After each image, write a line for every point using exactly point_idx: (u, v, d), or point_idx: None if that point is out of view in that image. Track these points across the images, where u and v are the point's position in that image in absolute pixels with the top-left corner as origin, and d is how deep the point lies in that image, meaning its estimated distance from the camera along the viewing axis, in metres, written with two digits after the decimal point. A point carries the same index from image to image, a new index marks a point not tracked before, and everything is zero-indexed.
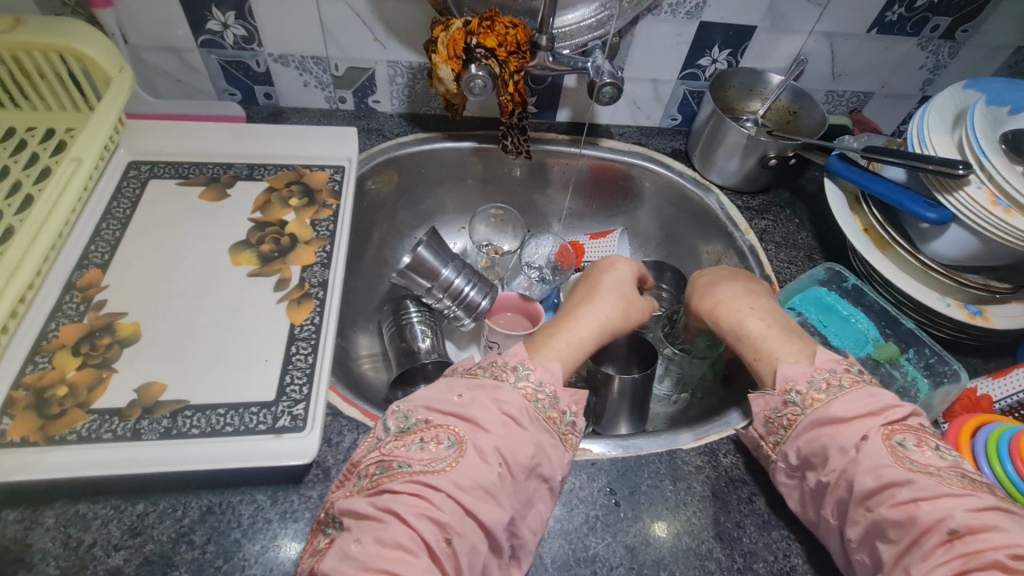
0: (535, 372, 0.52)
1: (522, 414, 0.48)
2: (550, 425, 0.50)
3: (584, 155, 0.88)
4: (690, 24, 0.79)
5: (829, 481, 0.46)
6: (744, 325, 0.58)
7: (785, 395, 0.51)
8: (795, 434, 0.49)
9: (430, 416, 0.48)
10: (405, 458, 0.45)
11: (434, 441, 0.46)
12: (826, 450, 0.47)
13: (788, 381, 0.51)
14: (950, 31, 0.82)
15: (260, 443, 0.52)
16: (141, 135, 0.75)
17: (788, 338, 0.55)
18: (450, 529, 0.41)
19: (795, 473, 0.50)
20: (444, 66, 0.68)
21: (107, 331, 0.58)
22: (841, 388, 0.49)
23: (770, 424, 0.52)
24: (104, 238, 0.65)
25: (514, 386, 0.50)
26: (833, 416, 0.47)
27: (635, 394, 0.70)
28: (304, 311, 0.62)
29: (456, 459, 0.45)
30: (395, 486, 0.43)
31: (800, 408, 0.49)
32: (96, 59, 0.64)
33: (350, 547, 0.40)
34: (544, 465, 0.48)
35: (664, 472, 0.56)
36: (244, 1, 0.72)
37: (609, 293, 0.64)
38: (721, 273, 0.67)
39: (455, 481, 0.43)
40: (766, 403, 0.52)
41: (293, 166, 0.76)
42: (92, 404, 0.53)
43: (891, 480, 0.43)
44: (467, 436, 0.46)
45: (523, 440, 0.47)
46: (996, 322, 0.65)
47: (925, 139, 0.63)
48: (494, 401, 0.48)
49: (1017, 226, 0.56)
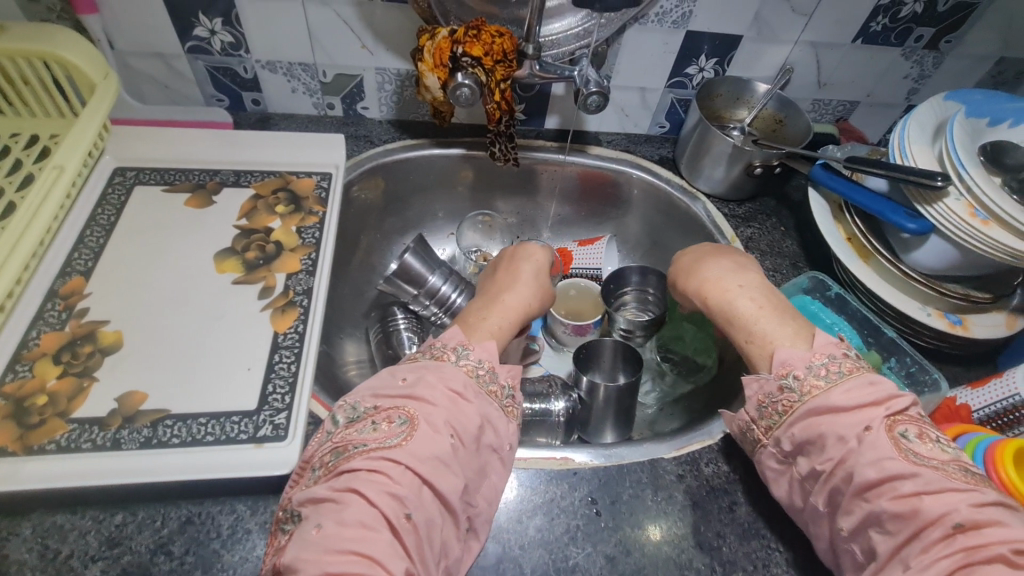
0: (472, 351, 0.54)
1: (466, 389, 0.50)
2: (493, 399, 0.52)
3: (572, 163, 0.89)
4: (677, 33, 0.79)
5: (825, 470, 0.46)
6: (733, 305, 0.57)
7: (782, 380, 0.50)
8: (789, 423, 0.49)
9: (378, 402, 0.49)
10: (359, 440, 0.46)
11: (387, 422, 0.47)
12: (826, 436, 0.46)
13: (786, 366, 0.50)
14: (934, 42, 0.83)
15: (240, 453, 0.52)
16: (126, 140, 0.75)
17: (782, 321, 0.54)
18: (409, 504, 0.42)
19: (786, 460, 0.50)
20: (431, 75, 0.68)
21: (89, 339, 0.57)
22: (841, 375, 0.48)
23: (763, 409, 0.51)
24: (87, 246, 0.65)
25: (455, 364, 0.52)
26: (831, 406, 0.47)
27: (620, 403, 0.70)
28: (288, 320, 0.62)
29: (409, 434, 0.46)
30: (354, 467, 0.44)
31: (797, 396, 0.49)
32: (80, 65, 0.64)
33: (311, 533, 0.41)
34: (488, 435, 0.50)
35: (645, 481, 0.57)
36: (231, 8, 0.72)
37: (529, 283, 0.66)
38: (706, 247, 0.65)
39: (411, 454, 0.45)
40: (761, 387, 0.51)
41: (278, 172, 0.76)
42: (72, 414, 0.52)
43: (895, 473, 0.43)
44: (418, 413, 0.47)
45: (470, 413, 0.49)
46: (976, 331, 0.65)
47: (905, 150, 0.63)
48: (438, 379, 0.50)
49: (994, 238, 0.56)
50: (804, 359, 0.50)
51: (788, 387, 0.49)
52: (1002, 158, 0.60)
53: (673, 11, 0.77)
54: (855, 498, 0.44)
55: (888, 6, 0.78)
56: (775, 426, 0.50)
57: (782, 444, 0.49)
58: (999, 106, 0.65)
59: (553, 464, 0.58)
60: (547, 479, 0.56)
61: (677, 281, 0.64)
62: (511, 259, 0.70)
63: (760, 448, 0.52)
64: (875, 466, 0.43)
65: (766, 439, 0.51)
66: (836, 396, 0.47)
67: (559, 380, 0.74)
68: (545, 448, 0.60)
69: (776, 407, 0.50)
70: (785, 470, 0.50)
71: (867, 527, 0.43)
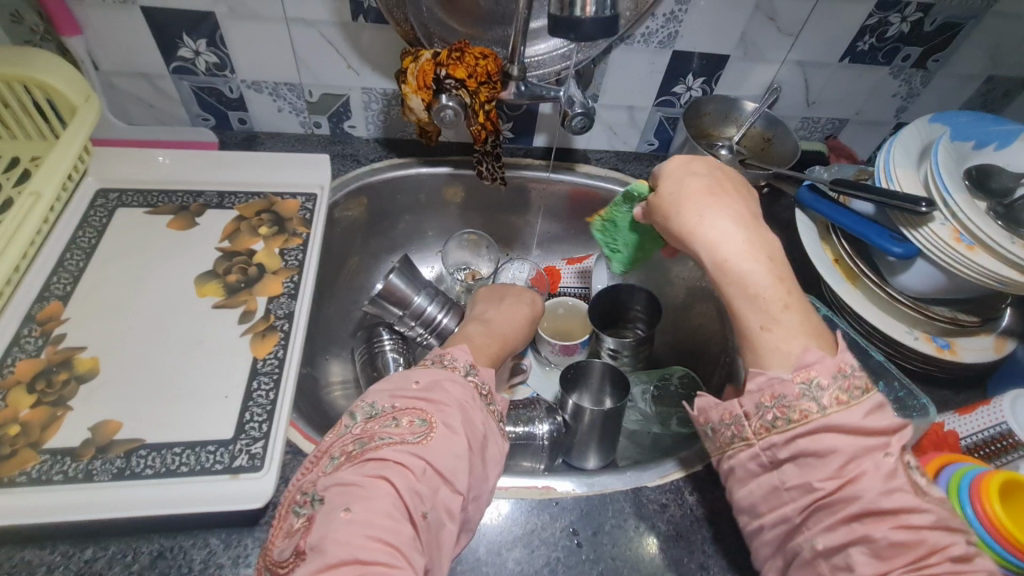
0: (478, 372, 0.55)
1: (476, 400, 0.51)
2: (492, 416, 0.53)
3: (561, 181, 0.88)
4: (664, 52, 0.79)
5: (826, 488, 0.41)
6: (753, 282, 0.48)
7: (802, 384, 0.43)
8: (794, 432, 0.42)
9: (395, 402, 0.49)
10: (384, 434, 0.46)
11: (408, 420, 0.47)
12: (835, 453, 0.41)
13: (806, 371, 0.44)
14: (921, 61, 0.83)
15: (215, 484, 0.51)
16: (110, 162, 0.75)
17: (804, 315, 0.47)
18: (426, 502, 0.43)
19: (770, 465, 0.44)
20: (415, 96, 0.68)
21: (65, 366, 0.57)
22: (863, 394, 0.43)
23: (766, 408, 0.44)
24: (67, 270, 0.64)
25: (466, 377, 0.53)
26: (840, 426, 0.41)
27: (605, 428, 0.70)
28: (268, 345, 0.61)
29: (429, 435, 0.46)
30: (381, 457, 0.44)
31: (818, 406, 0.42)
32: (61, 89, 0.64)
33: (339, 518, 0.40)
34: (490, 446, 0.50)
35: (628, 510, 0.56)
36: (216, 30, 0.72)
37: (521, 318, 0.70)
38: (712, 179, 0.55)
39: (432, 452, 0.45)
40: (771, 384, 0.44)
41: (263, 193, 0.76)
42: (45, 444, 0.52)
43: (895, 507, 0.39)
44: (437, 416, 0.47)
45: (478, 419, 0.49)
46: (964, 355, 0.65)
47: (890, 173, 0.63)
48: (451, 385, 0.51)
49: (981, 264, 0.56)
50: (829, 364, 0.43)
51: (809, 394, 0.43)
52: (987, 183, 0.60)
53: (659, 31, 0.76)
54: (845, 519, 0.40)
55: (875, 26, 0.78)
56: (774, 431, 0.44)
57: (777, 448, 0.43)
58: (985, 128, 0.65)
59: (536, 493, 0.57)
60: (528, 509, 0.56)
61: (683, 225, 0.52)
62: (507, 292, 0.74)
63: (743, 445, 0.46)
64: (882, 492, 0.39)
65: (756, 440, 0.45)
66: (856, 416, 0.42)
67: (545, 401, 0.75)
68: (526, 477, 0.59)
69: (778, 415, 0.44)
70: (757, 472, 0.45)
71: (851, 544, 0.39)
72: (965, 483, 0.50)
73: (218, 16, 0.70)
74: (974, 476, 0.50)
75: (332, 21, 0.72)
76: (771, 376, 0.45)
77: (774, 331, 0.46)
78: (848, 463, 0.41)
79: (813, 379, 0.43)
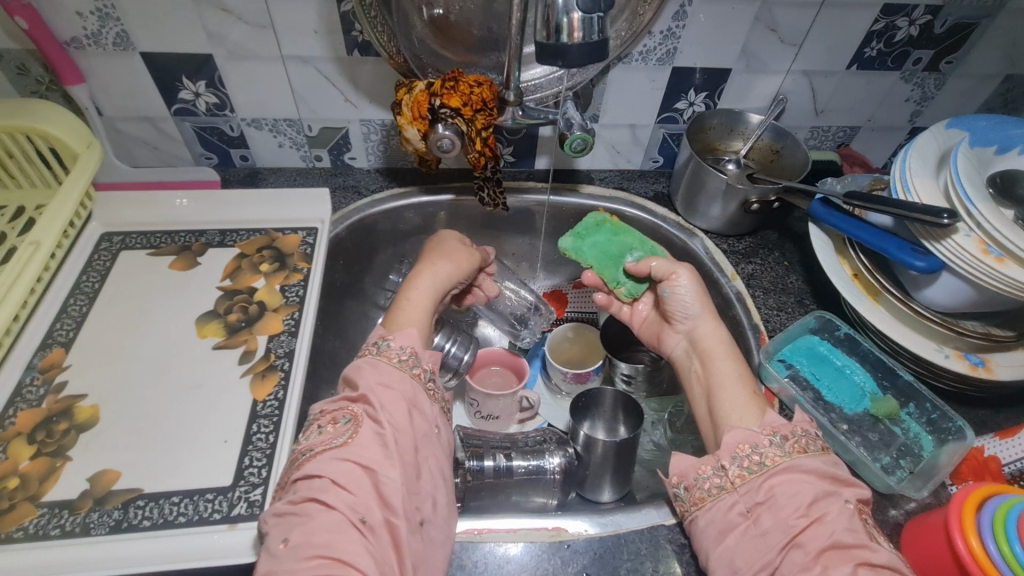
0: (394, 339, 0.57)
1: (393, 376, 0.53)
2: (416, 380, 0.55)
3: (567, 204, 0.87)
4: (663, 69, 0.77)
5: (800, 525, 0.46)
6: (740, 355, 0.62)
7: (769, 435, 0.51)
8: (769, 473, 0.49)
9: (324, 408, 0.52)
10: (308, 446, 0.49)
11: (332, 424, 0.50)
12: (802, 494, 0.47)
13: (772, 426, 0.53)
14: (934, 63, 0.80)
15: (212, 535, 0.50)
16: (113, 204, 0.75)
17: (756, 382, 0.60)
18: (361, 508, 0.45)
19: (748, 513, 0.48)
20: (410, 127, 0.66)
21: (65, 416, 0.56)
22: (819, 448, 0.51)
23: (741, 457, 0.51)
24: (70, 315, 0.65)
25: (378, 354, 0.55)
26: (806, 468, 0.49)
27: (619, 461, 0.67)
28: (268, 386, 0.60)
29: (354, 432, 0.49)
30: (306, 474, 0.47)
31: (783, 451, 0.50)
32: (64, 139, 0.65)
33: (277, 548, 0.43)
34: (419, 416, 0.53)
35: (645, 552, 0.53)
36: (214, 71, 0.72)
37: (438, 250, 0.73)
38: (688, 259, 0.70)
39: (356, 450, 0.48)
40: (743, 436, 0.52)
41: (264, 230, 0.76)
42: (42, 498, 0.51)
43: (856, 542, 0.44)
44: (360, 411, 0.50)
45: (395, 398, 0.51)
46: (1001, 373, 0.60)
47: (908, 183, 0.60)
48: (369, 370, 0.53)
49: (1011, 276, 0.53)
50: (788, 424, 0.53)
51: (775, 442, 0.51)
52: (1014, 190, 0.56)
53: (657, 48, 0.75)
54: (817, 556, 0.44)
55: (882, 30, 0.76)
56: (751, 476, 0.49)
57: (754, 493, 0.48)
58: (1007, 132, 0.61)
59: (546, 535, 0.54)
60: (539, 553, 0.53)
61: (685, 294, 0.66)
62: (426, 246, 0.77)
63: (724, 494, 0.50)
64: (845, 528, 0.45)
65: (735, 488, 0.50)
66: (815, 462, 0.49)
67: (556, 435, 0.73)
68: (536, 516, 0.56)
69: (752, 461, 0.50)
70: (737, 522, 0.48)
71: None
72: (1011, 526, 0.45)
73: (217, 58, 0.71)
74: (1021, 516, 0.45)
75: (327, 56, 0.72)
76: (746, 429, 0.53)
77: (758, 397, 0.57)
78: (815, 501, 0.47)
79: (778, 431, 0.51)
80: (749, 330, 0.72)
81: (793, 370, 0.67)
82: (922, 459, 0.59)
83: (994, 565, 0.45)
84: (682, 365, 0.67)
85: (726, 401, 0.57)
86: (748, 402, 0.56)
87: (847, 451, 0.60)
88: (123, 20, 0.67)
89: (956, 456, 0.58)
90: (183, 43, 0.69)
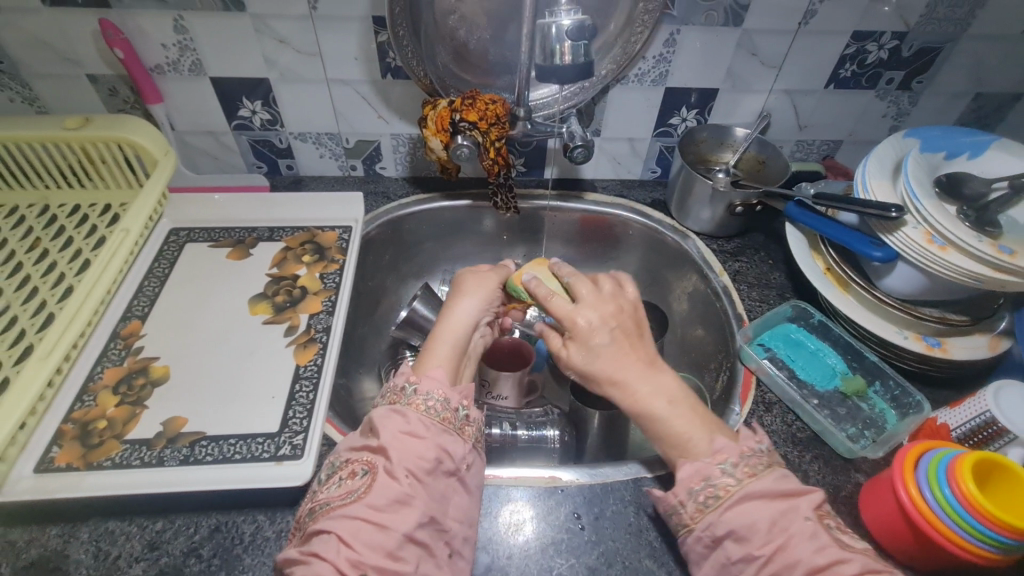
0: (420, 385, 0.59)
1: (418, 426, 0.55)
2: (446, 426, 0.57)
3: (572, 209, 0.97)
4: (657, 89, 0.87)
5: (765, 554, 0.47)
6: (675, 409, 0.57)
7: (720, 465, 0.52)
8: (723, 506, 0.50)
9: (350, 455, 0.55)
10: (325, 498, 0.52)
11: (352, 475, 0.53)
12: (758, 522, 0.49)
13: (721, 453, 0.53)
14: (905, 83, 0.89)
15: (263, 468, 0.60)
16: (182, 205, 0.88)
17: (700, 424, 0.56)
18: (364, 563, 0.46)
19: (713, 542, 0.50)
20: (434, 138, 0.78)
21: (142, 373, 0.67)
22: (762, 468, 0.52)
23: (695, 491, 0.52)
24: (145, 293, 0.76)
25: (406, 403, 0.57)
26: (758, 494, 0.50)
27: (610, 432, 0.79)
28: (308, 354, 0.71)
29: (369, 485, 0.51)
30: (320, 527, 0.49)
31: (734, 480, 0.51)
32: (148, 147, 0.77)
33: None
34: (447, 462, 0.54)
35: (628, 499, 0.61)
36: (270, 92, 0.85)
37: (472, 287, 0.73)
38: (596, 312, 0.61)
39: (368, 503, 0.50)
40: (697, 468, 0.53)
41: (306, 227, 0.87)
42: (125, 436, 0.61)
43: (828, 561, 0.45)
44: (377, 464, 0.53)
45: (421, 448, 0.54)
46: (955, 353, 0.68)
47: (867, 185, 0.68)
48: (396, 420, 0.56)
49: (953, 262, 0.60)
50: (735, 447, 0.54)
51: (727, 470, 0.52)
52: (959, 189, 0.65)
53: (651, 71, 0.85)
54: None
55: (854, 54, 0.85)
56: (708, 509, 0.51)
57: (713, 527, 0.50)
58: (955, 140, 0.70)
59: (543, 481, 0.62)
60: (536, 494, 0.61)
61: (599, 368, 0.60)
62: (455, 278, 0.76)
63: (688, 529, 0.52)
64: (814, 551, 0.46)
65: (694, 523, 0.52)
66: (766, 484, 0.51)
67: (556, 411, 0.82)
68: (536, 467, 0.64)
69: (708, 493, 0.51)
70: (705, 553, 0.51)
71: None
72: (942, 472, 0.51)
73: (272, 81, 0.84)
74: (951, 463, 0.51)
75: (365, 79, 0.84)
76: (699, 461, 0.53)
77: (710, 422, 0.57)
78: (773, 525, 0.48)
79: (727, 459, 0.52)
80: (733, 318, 0.80)
81: (771, 353, 0.74)
82: (885, 429, 0.66)
83: (929, 506, 0.51)
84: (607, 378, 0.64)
85: (685, 437, 0.55)
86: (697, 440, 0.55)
87: (814, 422, 0.67)
88: (198, 51, 0.80)
89: (913, 425, 0.64)
90: (246, 68, 0.82)
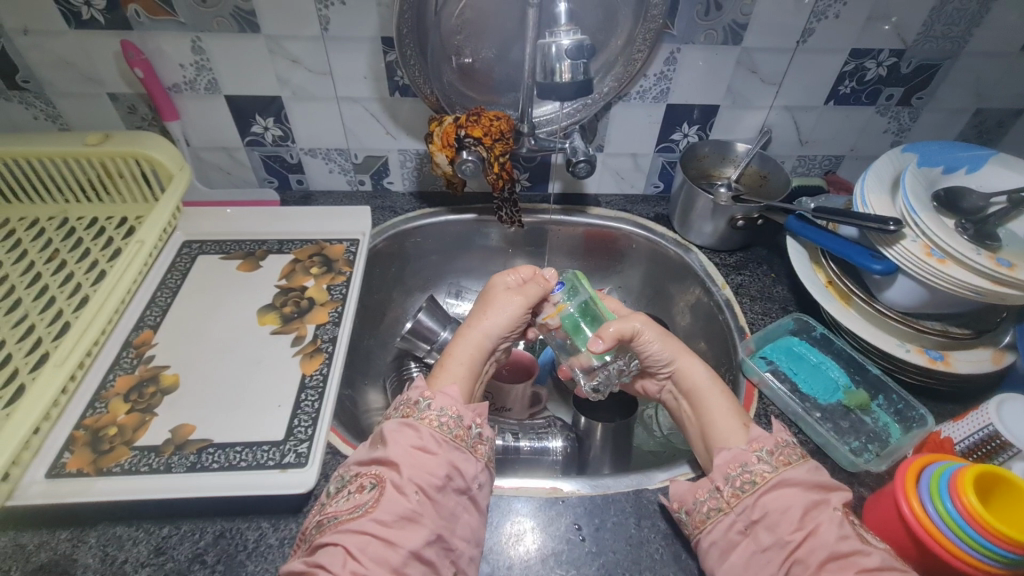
0: (433, 402, 0.59)
1: (431, 442, 0.56)
2: (459, 443, 0.57)
3: (576, 223, 0.98)
4: (658, 106, 0.89)
5: (796, 540, 0.49)
6: (719, 398, 0.63)
7: (756, 452, 0.55)
8: (759, 492, 0.52)
9: (360, 469, 0.56)
10: (333, 513, 0.52)
11: (360, 488, 0.53)
12: (790, 510, 0.50)
13: (757, 442, 0.56)
14: (905, 99, 0.90)
15: (267, 476, 0.61)
16: (196, 219, 0.91)
17: (736, 417, 0.61)
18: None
19: (746, 530, 0.52)
20: (440, 154, 0.80)
21: (153, 381, 0.69)
22: (796, 458, 0.54)
23: (732, 477, 0.54)
24: (158, 304, 0.78)
25: (419, 417, 0.58)
26: (793, 482, 0.52)
27: (615, 444, 0.80)
28: (315, 363, 0.72)
29: (377, 500, 0.51)
30: (327, 541, 0.49)
31: (770, 467, 0.53)
32: (164, 162, 0.80)
33: None
34: (456, 480, 0.54)
35: (629, 510, 0.61)
36: (282, 109, 0.88)
37: (501, 306, 0.70)
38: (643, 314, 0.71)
39: (376, 518, 0.50)
40: (731, 458, 0.55)
41: (315, 240, 0.89)
42: (135, 442, 0.63)
43: (851, 549, 0.47)
44: (385, 477, 0.53)
45: (433, 463, 0.54)
46: (959, 366, 0.68)
47: (865, 200, 0.69)
48: (409, 434, 0.56)
49: (952, 275, 0.60)
50: (770, 437, 0.56)
51: (762, 458, 0.55)
52: (957, 203, 0.65)
53: (652, 88, 0.87)
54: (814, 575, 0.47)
55: (853, 71, 0.86)
56: (744, 495, 0.53)
57: (750, 511, 0.52)
58: (954, 154, 0.71)
59: (544, 492, 0.63)
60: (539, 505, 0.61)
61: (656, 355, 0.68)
62: (482, 291, 0.74)
63: (721, 515, 0.53)
64: (838, 537, 0.48)
65: (731, 508, 0.53)
66: (801, 474, 0.53)
67: (558, 421, 0.82)
68: (540, 479, 0.65)
69: (744, 480, 0.54)
70: (736, 541, 0.52)
71: None
72: (945, 485, 0.51)
73: (284, 99, 0.87)
74: (953, 475, 0.51)
75: (373, 97, 0.87)
76: (734, 449, 0.56)
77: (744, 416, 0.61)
78: (807, 514, 0.50)
79: (763, 447, 0.55)
80: (735, 331, 0.80)
81: (773, 365, 0.74)
82: (889, 444, 0.66)
83: (932, 520, 0.51)
84: (663, 381, 0.71)
85: (722, 429, 0.60)
86: (732, 431, 0.59)
87: (817, 435, 0.67)
88: (214, 71, 0.83)
89: (917, 439, 0.64)
90: (259, 87, 0.85)
